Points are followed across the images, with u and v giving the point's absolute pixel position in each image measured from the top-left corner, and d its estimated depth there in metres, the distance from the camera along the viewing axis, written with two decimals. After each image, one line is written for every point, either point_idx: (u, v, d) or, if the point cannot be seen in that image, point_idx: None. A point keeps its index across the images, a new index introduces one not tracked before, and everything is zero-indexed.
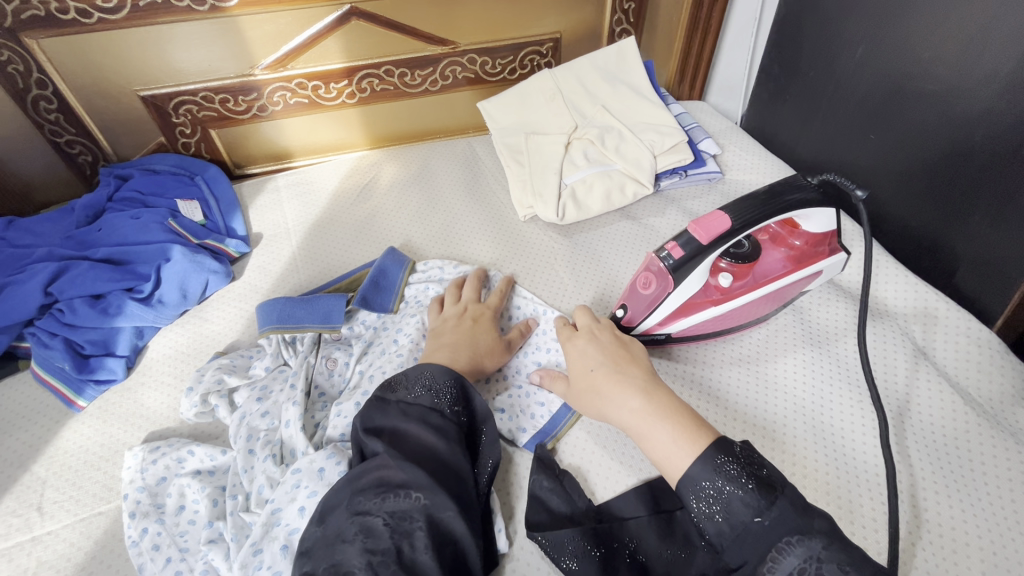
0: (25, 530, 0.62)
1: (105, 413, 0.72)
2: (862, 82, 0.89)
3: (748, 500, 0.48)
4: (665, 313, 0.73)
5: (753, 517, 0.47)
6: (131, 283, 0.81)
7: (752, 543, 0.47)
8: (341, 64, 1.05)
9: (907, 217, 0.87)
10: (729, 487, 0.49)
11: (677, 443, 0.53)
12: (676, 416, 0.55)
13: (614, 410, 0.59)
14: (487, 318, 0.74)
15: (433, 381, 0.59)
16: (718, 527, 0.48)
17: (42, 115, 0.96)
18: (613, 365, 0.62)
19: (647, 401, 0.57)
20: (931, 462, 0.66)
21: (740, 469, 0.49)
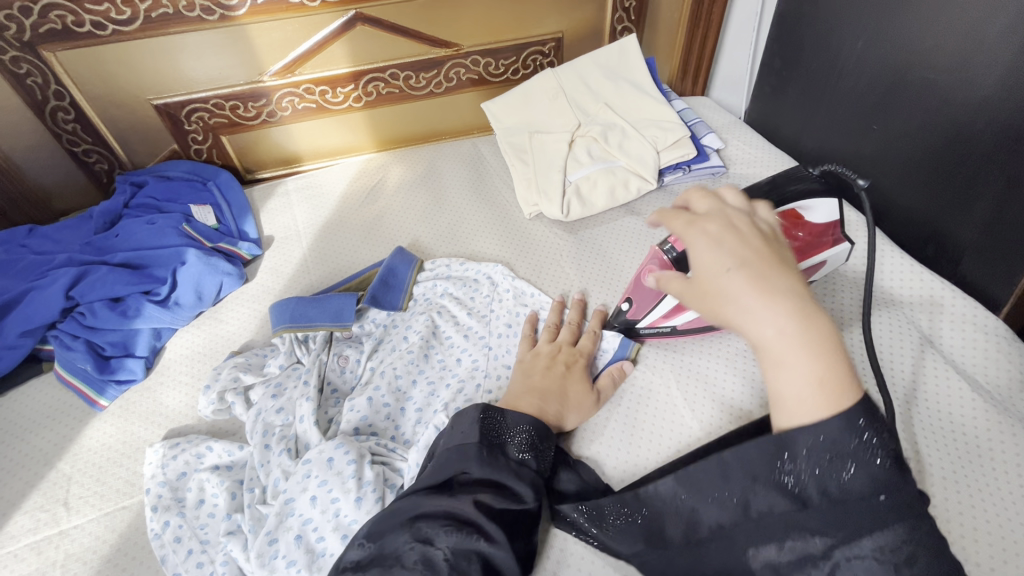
0: (52, 524, 0.64)
1: (126, 412, 0.75)
2: (864, 73, 0.89)
3: (875, 473, 0.42)
4: (668, 306, 0.73)
5: (877, 494, 0.42)
6: (148, 286, 0.84)
7: (862, 514, 0.42)
8: (347, 69, 1.07)
9: (913, 206, 0.87)
10: (850, 464, 0.43)
11: (817, 389, 0.44)
12: (829, 357, 0.44)
13: (752, 326, 0.46)
14: (581, 366, 0.71)
15: (535, 437, 0.60)
16: (821, 488, 0.44)
17: (60, 125, 0.99)
18: (755, 268, 0.47)
19: (804, 328, 0.45)
20: (939, 449, 0.66)
21: (879, 439, 0.42)
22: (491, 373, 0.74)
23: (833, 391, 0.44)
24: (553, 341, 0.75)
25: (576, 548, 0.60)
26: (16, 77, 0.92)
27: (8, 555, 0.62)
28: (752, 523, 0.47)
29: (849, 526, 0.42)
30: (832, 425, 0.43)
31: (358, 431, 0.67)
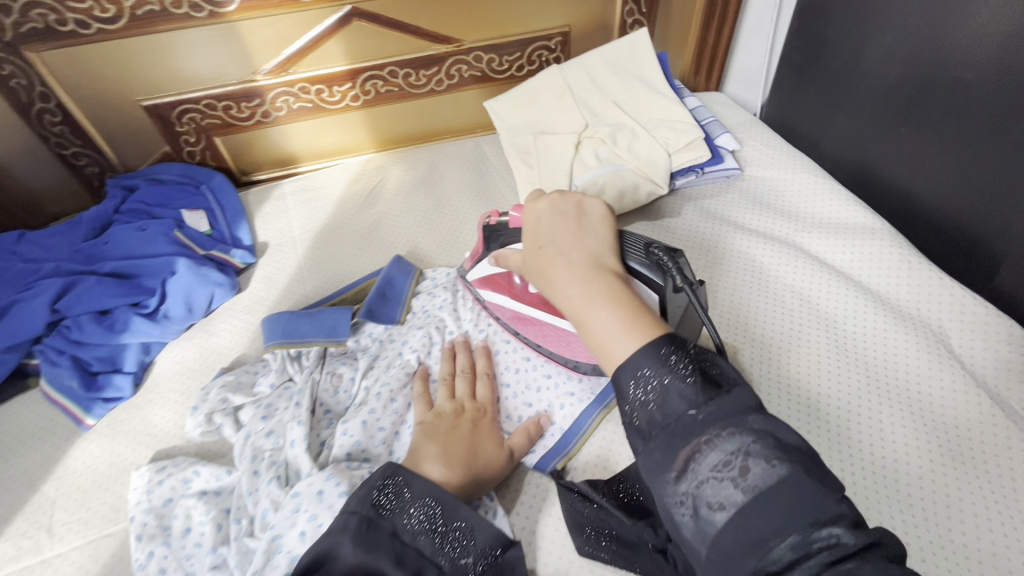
0: (35, 552, 0.61)
1: (113, 431, 0.72)
2: (897, 69, 0.83)
3: (686, 392, 0.39)
4: (482, 275, 0.76)
5: (688, 410, 0.39)
6: (136, 298, 0.81)
7: (679, 430, 0.38)
8: (344, 66, 1.02)
9: (945, 214, 0.82)
10: (668, 376, 0.40)
11: (616, 331, 0.45)
12: (619, 304, 0.46)
13: (559, 293, 0.50)
14: (489, 419, 0.66)
15: (439, 518, 0.52)
16: (651, 416, 0.40)
17: (46, 128, 0.96)
18: (560, 245, 0.53)
19: (585, 287, 0.48)
20: (955, 472, 0.64)
21: (685, 360, 0.41)
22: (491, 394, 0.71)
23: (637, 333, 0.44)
24: (453, 398, 0.67)
25: None
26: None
27: None
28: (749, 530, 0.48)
29: (679, 452, 0.38)
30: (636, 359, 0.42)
31: (351, 457, 0.63)
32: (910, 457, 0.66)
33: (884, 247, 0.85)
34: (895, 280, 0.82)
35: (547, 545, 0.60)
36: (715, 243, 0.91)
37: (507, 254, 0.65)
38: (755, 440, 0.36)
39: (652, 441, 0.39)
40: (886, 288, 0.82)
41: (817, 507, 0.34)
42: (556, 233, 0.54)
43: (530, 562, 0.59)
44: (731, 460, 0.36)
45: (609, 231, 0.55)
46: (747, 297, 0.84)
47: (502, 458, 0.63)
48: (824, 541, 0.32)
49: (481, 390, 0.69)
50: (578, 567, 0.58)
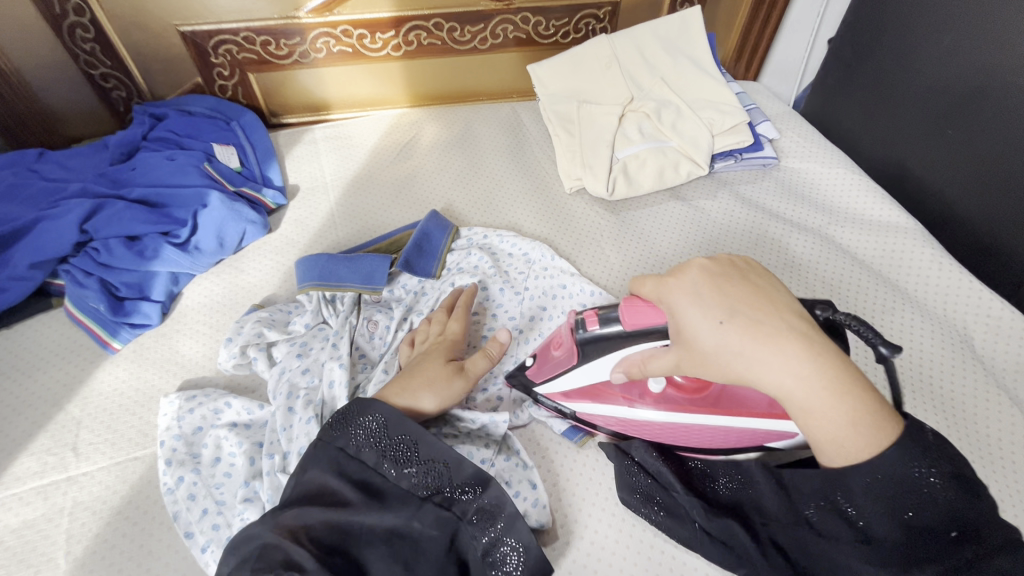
0: (61, 469, 0.61)
1: (140, 357, 0.71)
2: (948, 72, 0.84)
3: (945, 507, 0.45)
4: (572, 386, 0.63)
5: (951, 533, 0.45)
6: (166, 227, 0.79)
7: (924, 547, 0.45)
8: (389, 13, 0.99)
9: (979, 220, 0.84)
10: (932, 480, 0.45)
11: (851, 428, 0.46)
12: (850, 389, 0.46)
13: (767, 380, 0.48)
14: (446, 347, 0.64)
15: (382, 436, 0.55)
16: (890, 528, 0.46)
17: (77, 44, 0.93)
18: (749, 320, 0.50)
19: (814, 370, 0.47)
20: (973, 461, 0.67)
21: (939, 478, 0.45)
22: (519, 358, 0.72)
23: (867, 430, 0.46)
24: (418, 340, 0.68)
25: (598, 537, 0.60)
26: None
27: (12, 497, 0.59)
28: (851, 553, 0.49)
29: (923, 561, 0.45)
30: (879, 458, 0.45)
31: None
32: None
33: (916, 247, 0.86)
34: (926, 282, 0.83)
35: (576, 499, 0.62)
36: (747, 228, 0.91)
37: (649, 361, 0.56)
38: (1013, 565, 0.44)
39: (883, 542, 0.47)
40: (915, 286, 0.83)
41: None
42: (723, 304, 0.51)
43: (559, 514, 0.61)
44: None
45: (774, 284, 0.54)
46: (778, 282, 0.84)
47: (456, 381, 0.61)
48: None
49: (451, 324, 0.67)
50: (603, 522, 0.61)
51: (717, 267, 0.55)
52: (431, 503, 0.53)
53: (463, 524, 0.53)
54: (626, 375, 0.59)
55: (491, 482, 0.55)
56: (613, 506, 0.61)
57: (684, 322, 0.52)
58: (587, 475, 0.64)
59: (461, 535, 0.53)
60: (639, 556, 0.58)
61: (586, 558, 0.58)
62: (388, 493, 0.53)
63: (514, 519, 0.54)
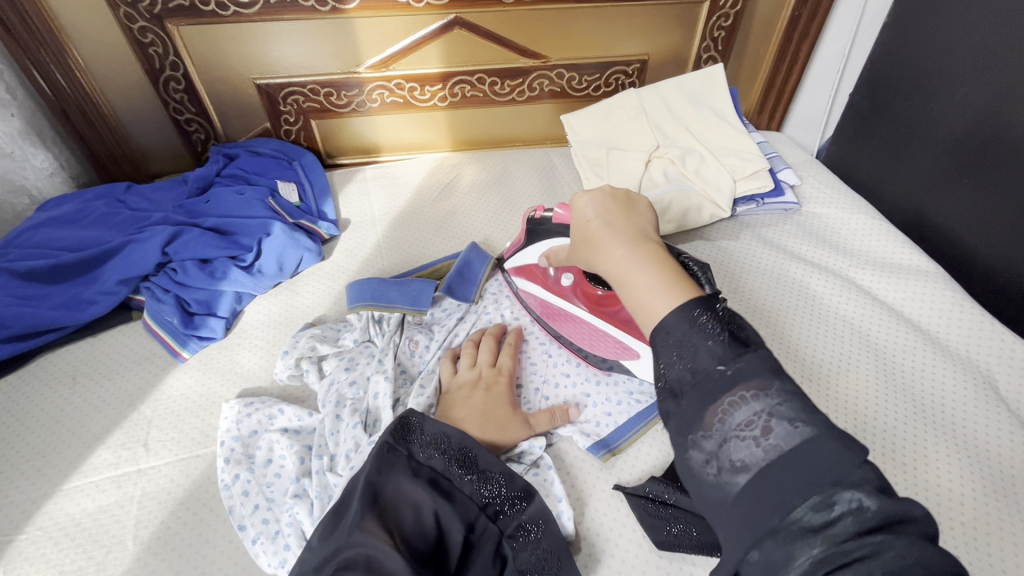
0: (132, 462, 0.68)
1: (204, 366, 0.79)
2: (962, 125, 0.89)
3: (715, 350, 0.43)
4: (520, 262, 0.82)
5: (717, 365, 0.42)
6: (235, 252, 0.88)
7: (707, 388, 0.42)
8: (438, 69, 1.11)
9: (999, 265, 0.86)
10: (707, 338, 0.44)
11: (660, 290, 0.49)
12: (661, 267, 0.51)
13: (603, 257, 0.55)
14: (504, 385, 0.70)
15: (450, 446, 0.61)
16: (682, 372, 0.44)
17: (170, 94, 1.07)
18: (610, 220, 0.57)
19: (631, 251, 0.53)
20: (999, 501, 0.67)
21: (718, 326, 0.45)
22: (548, 378, 0.76)
23: (681, 290, 0.49)
24: (473, 365, 0.73)
25: (621, 554, 0.62)
26: (141, 45, 1.00)
27: (91, 485, 0.66)
28: (700, 393, 0.42)
29: (709, 409, 0.42)
30: (670, 314, 0.47)
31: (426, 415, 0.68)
32: (955, 485, 0.68)
33: (943, 288, 0.89)
34: (950, 326, 0.85)
35: (599, 516, 0.65)
36: (769, 269, 0.95)
37: (557, 251, 0.73)
38: (778, 398, 0.40)
39: (682, 396, 0.44)
40: (938, 330, 0.85)
41: (845, 470, 0.37)
42: (603, 208, 0.59)
43: (584, 529, 0.64)
44: (755, 418, 0.40)
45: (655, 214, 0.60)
46: (799, 320, 0.87)
47: (521, 426, 0.68)
48: (844, 501, 0.36)
49: (505, 360, 0.74)
50: (627, 540, 0.63)
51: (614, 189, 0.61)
52: (484, 514, 0.58)
53: (506, 537, 0.58)
54: (548, 263, 0.77)
55: (535, 497, 0.61)
56: (635, 524, 0.64)
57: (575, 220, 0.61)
58: (612, 494, 0.67)
59: (504, 547, 0.58)
60: (659, 573, 0.60)
61: (606, 571, 0.60)
62: (455, 498, 0.58)
63: (554, 533, 0.59)
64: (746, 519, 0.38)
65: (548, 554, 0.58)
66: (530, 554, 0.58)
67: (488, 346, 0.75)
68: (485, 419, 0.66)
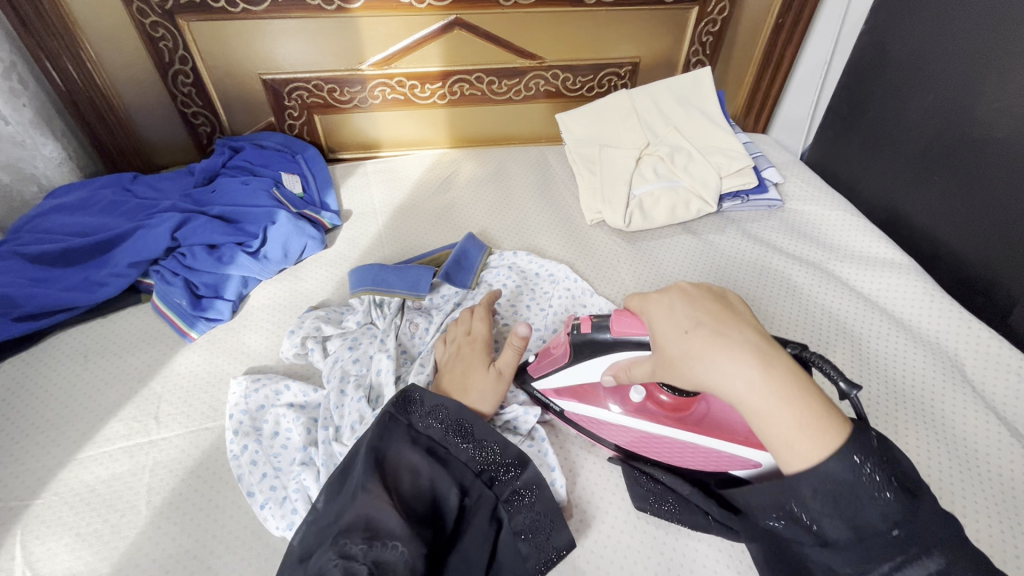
0: (144, 433, 0.70)
1: (212, 346, 0.82)
2: (932, 127, 0.95)
3: (883, 505, 0.45)
4: (559, 384, 0.71)
5: (889, 528, 0.45)
6: (241, 238, 0.92)
7: (873, 545, 0.45)
8: (438, 68, 1.15)
9: (967, 257, 0.92)
10: (869, 484, 0.45)
11: (803, 430, 0.47)
12: (808, 400, 0.48)
13: (722, 384, 0.50)
14: (479, 349, 0.72)
15: (448, 416, 0.64)
16: (841, 529, 0.46)
17: (178, 88, 1.11)
18: (718, 328, 0.53)
19: (765, 372, 0.49)
20: (962, 473, 0.72)
21: (877, 469, 0.46)
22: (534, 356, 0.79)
23: (820, 426, 0.47)
24: (452, 337, 0.75)
25: (609, 519, 0.65)
26: (151, 39, 1.04)
27: (104, 454, 0.68)
28: (865, 544, 0.46)
29: (872, 564, 0.45)
30: (830, 462, 0.46)
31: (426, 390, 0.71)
32: (921, 458, 0.73)
33: (913, 279, 0.94)
34: (919, 313, 0.90)
35: (590, 485, 0.69)
36: (751, 259, 1.00)
37: (631, 366, 0.63)
38: (947, 562, 0.44)
39: (835, 546, 0.47)
40: (908, 316, 0.90)
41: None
42: (701, 316, 0.54)
43: (575, 497, 0.67)
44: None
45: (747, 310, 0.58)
46: (779, 307, 0.92)
47: (497, 385, 0.69)
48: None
49: (478, 326, 0.75)
50: (615, 506, 0.67)
51: (698, 288, 0.59)
52: (480, 480, 0.62)
53: (502, 502, 0.62)
54: (614, 379, 0.65)
55: (529, 465, 0.64)
56: (624, 492, 0.68)
57: (664, 336, 0.56)
58: (602, 465, 0.71)
59: (499, 510, 0.62)
60: (645, 536, 0.64)
61: (596, 535, 0.64)
62: (452, 464, 0.62)
63: (547, 498, 0.63)
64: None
65: (540, 517, 0.62)
66: (524, 517, 0.62)
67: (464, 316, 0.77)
68: (462, 386, 0.69)
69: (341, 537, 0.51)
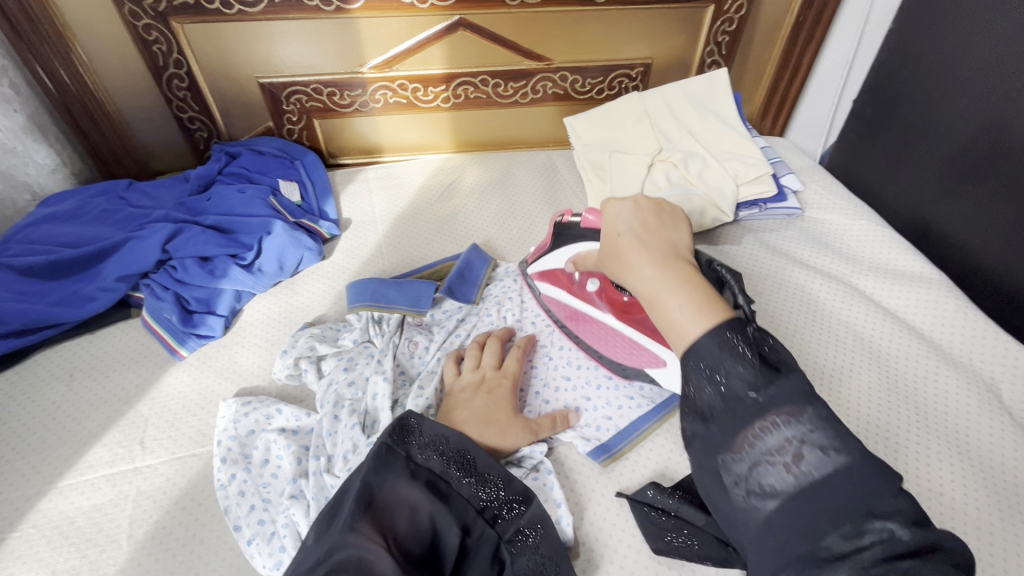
0: (128, 460, 0.67)
1: (202, 364, 0.78)
2: (965, 132, 0.89)
3: (745, 375, 0.46)
4: (543, 267, 0.80)
5: (748, 391, 0.45)
6: (235, 250, 0.88)
7: (737, 413, 0.46)
8: (441, 70, 1.11)
9: (1003, 273, 0.86)
10: (734, 364, 0.47)
11: (690, 313, 0.50)
12: (694, 286, 0.52)
13: (632, 275, 0.56)
14: (507, 388, 0.69)
15: (448, 448, 0.60)
16: (713, 399, 0.47)
17: (173, 92, 1.07)
18: (643, 236, 0.58)
19: (664, 271, 0.54)
20: (1002, 511, 0.66)
21: (745, 345, 0.47)
22: (549, 383, 0.75)
23: (710, 313, 0.50)
24: (478, 368, 0.71)
25: (619, 560, 0.61)
26: (145, 42, 1.00)
27: (85, 483, 0.65)
28: (731, 419, 0.46)
29: (740, 436, 0.45)
30: (706, 336, 0.48)
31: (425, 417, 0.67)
32: (958, 493, 0.68)
33: (945, 295, 0.88)
34: (952, 333, 0.84)
35: (598, 521, 0.64)
36: (770, 273, 0.94)
37: (585, 256, 0.72)
38: (809, 430, 0.43)
39: (710, 419, 0.47)
40: (939, 337, 0.84)
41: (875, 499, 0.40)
42: (636, 225, 0.59)
43: (582, 534, 0.63)
44: (787, 444, 0.43)
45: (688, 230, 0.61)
46: (800, 325, 0.86)
47: (523, 432, 0.66)
48: (875, 530, 0.39)
49: (510, 364, 0.72)
50: (625, 546, 0.62)
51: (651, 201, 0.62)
52: (481, 518, 0.57)
53: (504, 542, 0.57)
54: (574, 267, 0.75)
55: (534, 500, 0.61)
56: (634, 529, 0.63)
57: (608, 238, 0.61)
58: (610, 499, 0.66)
59: (502, 552, 0.57)
60: None
61: None
62: (452, 501, 0.57)
63: (552, 538, 0.58)
64: (774, 544, 0.42)
65: (546, 559, 0.57)
66: (529, 558, 0.57)
67: (492, 346, 0.74)
68: (484, 425, 0.65)
69: None
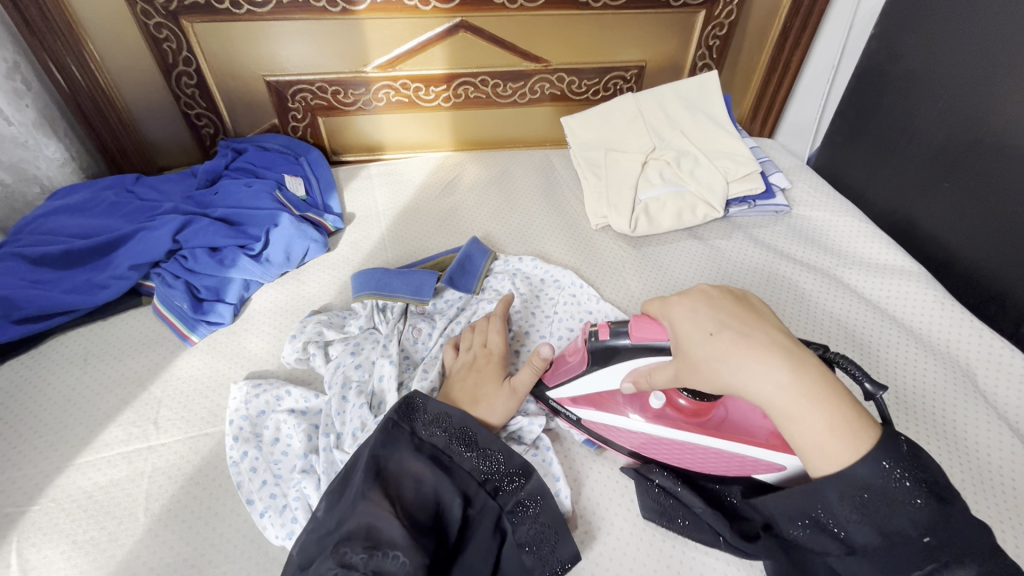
0: (143, 439, 0.70)
1: (213, 350, 0.81)
2: (943, 133, 0.94)
3: (914, 515, 0.46)
4: (577, 393, 0.69)
5: (920, 533, 0.46)
6: (243, 241, 0.91)
7: (902, 550, 0.47)
8: (443, 70, 1.15)
9: (978, 265, 0.91)
10: (901, 499, 0.47)
11: (830, 433, 0.49)
12: (832, 396, 0.50)
13: (750, 386, 0.52)
14: (496, 362, 0.71)
15: (451, 424, 0.63)
16: (868, 536, 0.48)
17: (182, 89, 1.10)
18: (740, 329, 0.54)
19: (797, 378, 0.50)
20: (975, 485, 0.70)
21: (912, 481, 0.47)
22: None
23: (849, 431, 0.49)
24: (469, 347, 0.75)
25: (615, 531, 0.64)
26: (155, 40, 1.03)
27: (102, 460, 0.67)
28: (885, 551, 0.48)
29: (898, 566, 0.47)
30: (860, 466, 0.47)
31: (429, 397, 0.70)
32: None
33: (923, 286, 0.93)
34: (931, 322, 0.89)
35: (595, 495, 0.67)
36: (759, 265, 0.98)
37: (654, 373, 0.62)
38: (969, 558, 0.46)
39: (857, 552, 0.50)
40: (919, 325, 0.89)
41: None
42: (721, 319, 0.56)
43: (580, 508, 0.66)
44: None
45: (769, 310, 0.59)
46: (788, 313, 0.90)
47: (510, 399, 0.68)
48: None
49: (495, 337, 0.74)
50: (621, 519, 0.65)
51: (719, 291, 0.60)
52: (483, 489, 0.61)
53: (506, 513, 0.60)
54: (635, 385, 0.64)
55: (534, 474, 0.63)
56: (629, 502, 0.67)
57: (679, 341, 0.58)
58: (607, 475, 0.69)
59: (503, 522, 0.60)
60: (651, 549, 0.63)
61: (601, 547, 0.63)
62: (456, 473, 0.60)
63: (552, 508, 0.61)
64: None
65: (544, 528, 0.60)
66: (528, 527, 0.60)
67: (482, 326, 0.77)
68: (477, 400, 0.68)
69: (341, 547, 0.51)
